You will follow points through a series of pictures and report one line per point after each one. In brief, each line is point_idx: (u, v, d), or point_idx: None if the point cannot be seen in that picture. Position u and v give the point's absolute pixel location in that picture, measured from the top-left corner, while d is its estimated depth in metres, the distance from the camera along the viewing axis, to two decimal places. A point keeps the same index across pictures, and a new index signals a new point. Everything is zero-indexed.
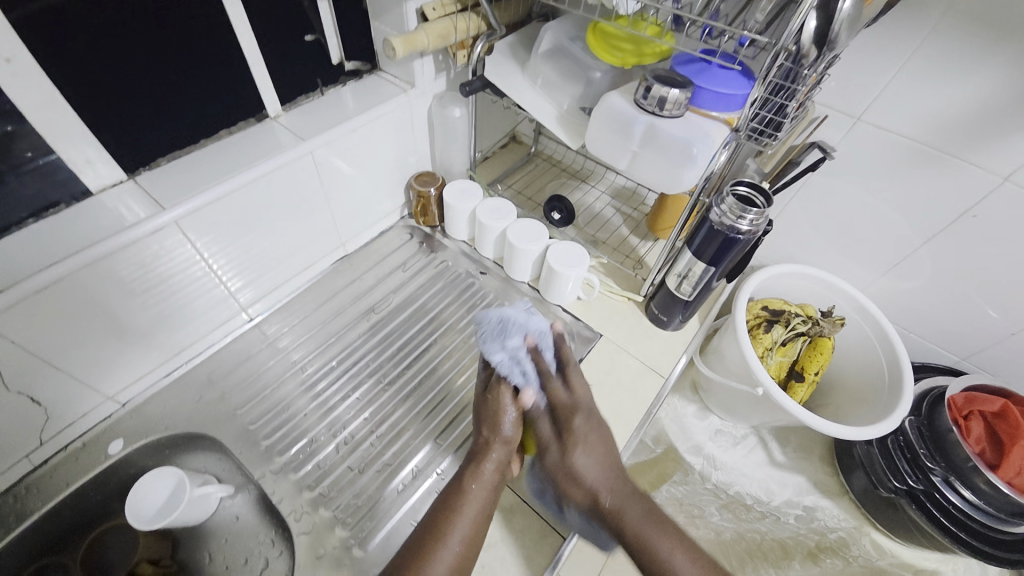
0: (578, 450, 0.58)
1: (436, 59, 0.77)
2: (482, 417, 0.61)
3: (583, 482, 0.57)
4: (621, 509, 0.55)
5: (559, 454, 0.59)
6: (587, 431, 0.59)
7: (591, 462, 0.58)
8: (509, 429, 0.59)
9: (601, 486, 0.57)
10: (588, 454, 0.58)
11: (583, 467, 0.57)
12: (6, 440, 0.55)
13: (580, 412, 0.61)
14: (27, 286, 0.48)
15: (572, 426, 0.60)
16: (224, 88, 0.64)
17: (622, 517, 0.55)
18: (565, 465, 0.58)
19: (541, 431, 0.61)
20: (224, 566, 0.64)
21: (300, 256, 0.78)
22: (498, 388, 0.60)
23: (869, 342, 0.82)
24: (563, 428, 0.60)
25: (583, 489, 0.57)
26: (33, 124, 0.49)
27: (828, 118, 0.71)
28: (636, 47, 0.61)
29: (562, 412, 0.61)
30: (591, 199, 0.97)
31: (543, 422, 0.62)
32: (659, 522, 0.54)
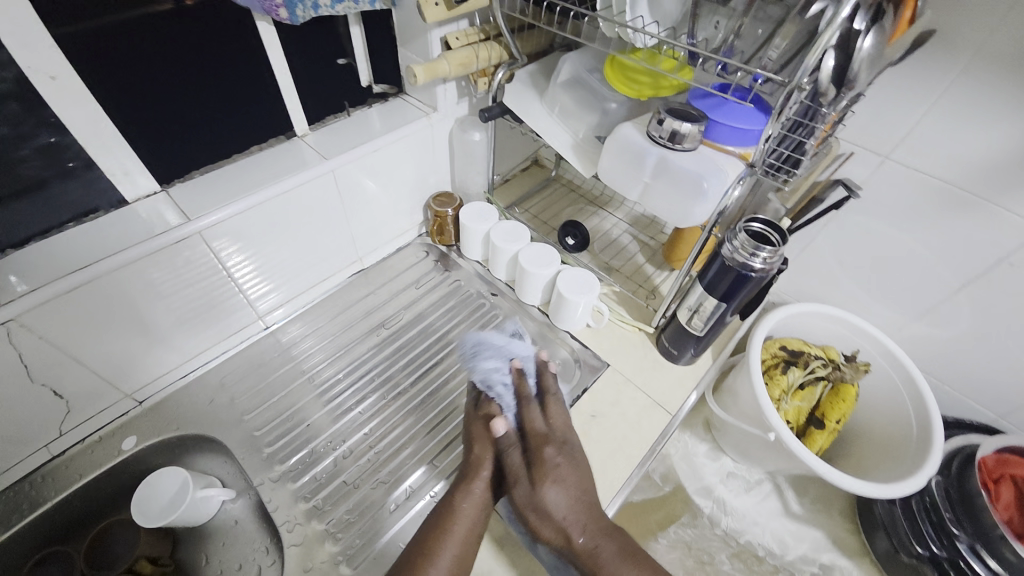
0: (547, 484, 0.56)
1: (458, 85, 0.79)
2: (474, 435, 0.61)
3: (555, 520, 0.54)
4: (596, 546, 0.53)
5: (527, 487, 0.56)
6: (555, 463, 0.57)
7: (563, 498, 0.55)
8: (501, 446, 0.60)
9: (572, 527, 0.54)
10: (558, 487, 0.56)
11: (553, 503, 0.55)
12: (28, 429, 0.58)
13: (552, 443, 0.59)
14: (60, 286, 0.51)
15: (541, 458, 0.58)
16: (256, 108, 0.68)
17: (594, 562, 0.52)
18: (536, 500, 0.55)
19: (510, 463, 0.58)
20: (219, 569, 0.65)
21: (318, 268, 0.81)
22: (491, 404, 0.61)
23: (897, 391, 0.77)
24: (533, 458, 0.58)
25: (554, 525, 0.54)
26: (75, 136, 0.53)
27: (854, 155, 0.68)
28: (652, 80, 0.62)
29: (534, 441, 0.60)
30: (608, 225, 0.96)
31: (512, 453, 0.59)
32: (632, 566, 0.52)
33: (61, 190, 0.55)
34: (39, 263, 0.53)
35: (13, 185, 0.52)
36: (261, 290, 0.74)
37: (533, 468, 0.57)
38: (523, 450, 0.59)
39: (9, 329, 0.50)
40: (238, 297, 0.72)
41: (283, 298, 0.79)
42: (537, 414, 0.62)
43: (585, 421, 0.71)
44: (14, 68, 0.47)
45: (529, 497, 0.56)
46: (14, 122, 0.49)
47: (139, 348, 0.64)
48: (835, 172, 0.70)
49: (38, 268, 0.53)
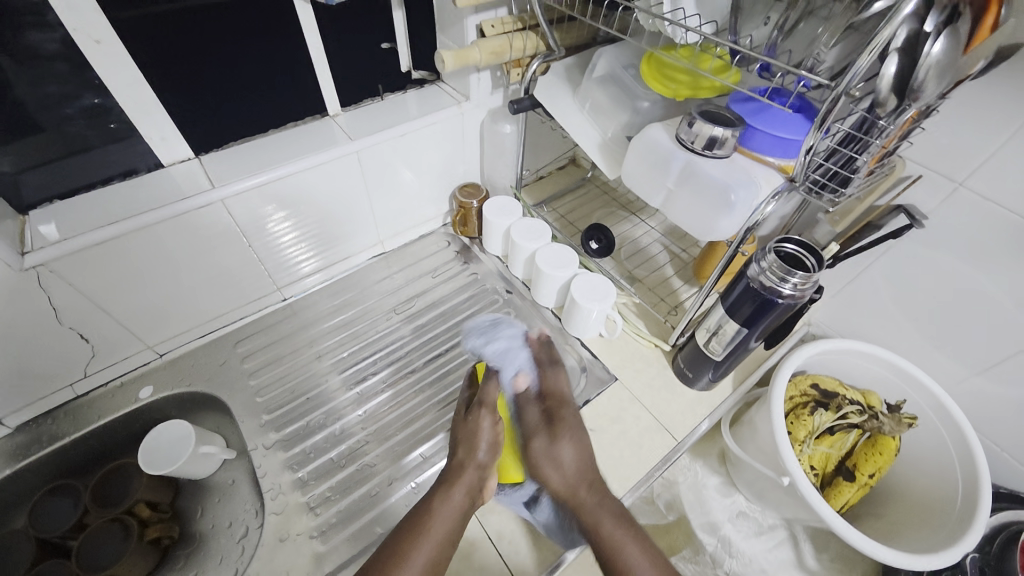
0: (559, 439, 0.57)
1: (493, 75, 0.77)
2: (458, 439, 0.59)
3: (565, 470, 0.55)
4: (599, 508, 0.52)
5: (546, 439, 0.57)
6: (572, 421, 0.59)
7: (575, 454, 0.56)
8: (485, 452, 0.57)
9: (578, 479, 0.54)
10: (573, 445, 0.57)
11: (565, 456, 0.56)
12: (55, 367, 0.63)
13: (568, 404, 0.61)
14: (88, 239, 0.55)
15: (561, 414, 0.60)
16: (291, 85, 0.69)
17: (592, 521, 0.52)
18: (550, 451, 0.56)
19: (528, 417, 0.60)
20: (211, 524, 0.68)
21: (344, 244, 0.83)
22: (478, 409, 0.59)
23: (947, 454, 0.68)
24: (552, 415, 0.60)
25: (563, 477, 0.55)
26: (116, 99, 0.56)
27: (921, 179, 0.60)
28: (692, 79, 0.57)
29: (552, 399, 0.62)
30: (639, 232, 0.91)
31: (531, 409, 0.61)
32: (624, 525, 0.51)
33: (102, 149, 0.59)
34: (75, 215, 0.58)
35: (59, 141, 0.56)
36: (298, 256, 0.78)
37: (550, 422, 0.59)
38: (542, 407, 0.61)
39: (39, 273, 0.54)
40: (285, 258, 0.77)
41: (321, 264, 0.83)
42: (550, 380, 0.64)
43: None
44: (62, 30, 0.50)
45: (544, 447, 0.57)
46: (62, 81, 0.53)
47: (161, 305, 0.67)
48: (896, 197, 0.63)
49: (73, 220, 0.57)
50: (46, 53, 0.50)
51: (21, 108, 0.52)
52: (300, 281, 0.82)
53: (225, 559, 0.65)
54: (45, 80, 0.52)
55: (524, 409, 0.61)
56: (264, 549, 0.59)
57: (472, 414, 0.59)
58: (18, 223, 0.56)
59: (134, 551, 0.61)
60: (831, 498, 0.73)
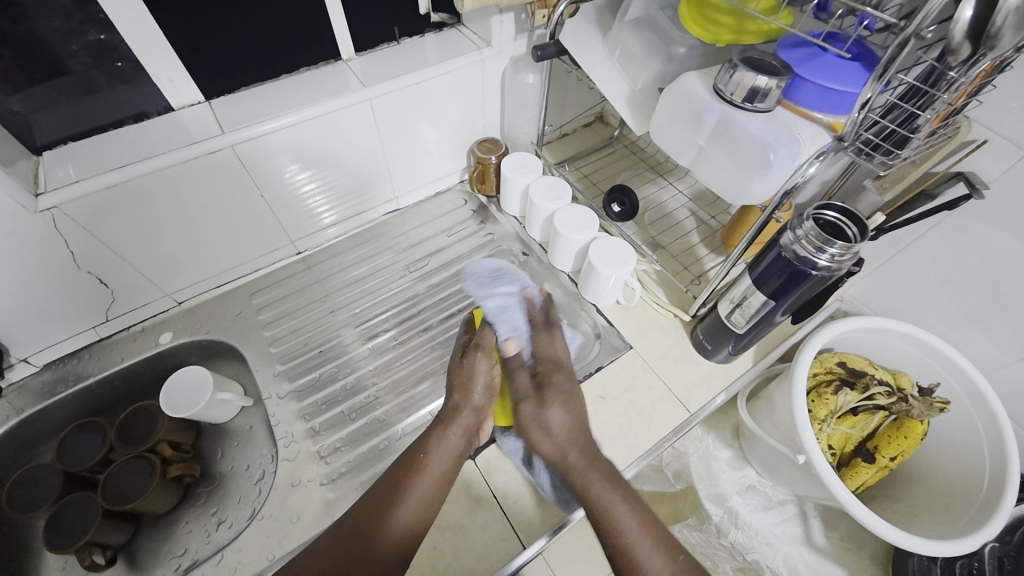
0: (551, 400, 0.56)
1: (517, 18, 0.72)
2: (454, 382, 0.59)
3: (554, 436, 0.54)
4: (587, 472, 0.51)
5: (534, 404, 0.56)
6: (564, 387, 0.57)
7: (566, 418, 0.55)
8: (480, 396, 0.58)
9: (569, 443, 0.53)
10: (563, 410, 0.55)
11: (555, 421, 0.55)
12: (78, 309, 0.65)
13: (562, 370, 0.60)
14: (100, 182, 0.55)
15: (551, 380, 0.58)
16: (302, 25, 0.65)
17: (582, 484, 0.50)
18: (539, 415, 0.55)
19: (519, 381, 0.59)
20: (230, 466, 0.71)
21: (360, 198, 0.81)
22: (474, 353, 0.59)
23: (978, 441, 0.64)
24: (542, 380, 0.59)
25: (552, 441, 0.54)
26: (122, 36, 0.54)
27: (987, 144, 0.54)
28: (737, 22, 0.51)
29: (545, 364, 0.60)
30: (666, 196, 0.87)
31: (521, 374, 0.60)
32: (617, 490, 0.49)
33: (109, 90, 0.57)
34: (87, 157, 0.57)
35: (67, 80, 0.55)
36: (317, 208, 0.77)
37: (541, 387, 0.58)
38: (532, 372, 0.60)
39: (53, 216, 0.54)
40: (303, 208, 0.75)
41: (339, 217, 0.81)
42: (547, 339, 0.63)
43: (592, 402, 0.67)
44: None
45: (533, 413, 0.56)
46: (65, 16, 0.51)
47: (177, 253, 0.68)
48: (956, 164, 0.56)
49: (86, 162, 0.56)
50: None
51: (27, 42, 0.50)
52: (318, 234, 0.81)
53: (243, 498, 0.68)
54: (49, 14, 0.50)
55: (514, 375, 0.60)
56: (276, 493, 0.61)
57: (468, 357, 0.60)
58: (32, 163, 0.55)
59: (157, 486, 0.63)
60: (848, 478, 0.71)
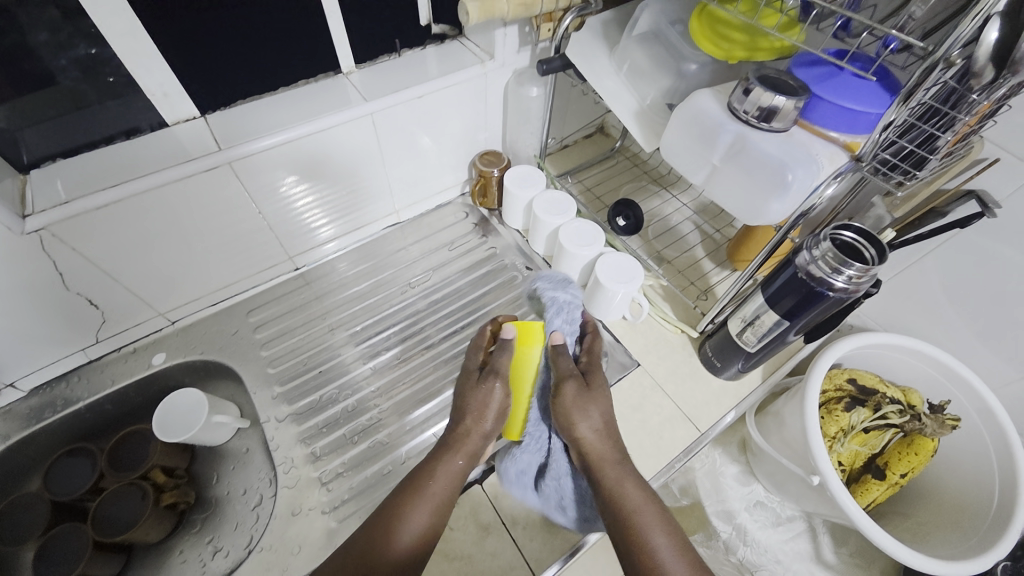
0: (585, 395, 0.54)
1: (522, 30, 0.71)
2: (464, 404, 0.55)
3: (594, 423, 0.52)
4: (613, 474, 0.49)
5: (577, 388, 0.54)
6: (602, 387, 0.55)
7: (603, 414, 0.53)
8: (491, 422, 0.55)
9: (602, 442, 0.51)
10: (600, 404, 0.53)
11: (591, 416, 0.52)
12: (68, 331, 0.62)
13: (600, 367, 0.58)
14: (90, 202, 0.52)
15: (593, 377, 0.56)
16: (301, 39, 0.64)
17: (615, 482, 0.49)
18: (583, 399, 0.53)
19: (562, 365, 0.56)
20: (226, 491, 0.68)
21: (361, 211, 0.79)
22: (490, 377, 0.55)
23: (987, 459, 0.63)
24: (587, 373, 0.57)
25: (592, 429, 0.52)
26: (114, 50, 0.52)
27: (997, 162, 0.54)
28: (750, 38, 0.50)
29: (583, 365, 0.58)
30: (670, 209, 0.86)
31: (563, 360, 0.57)
32: (646, 493, 0.48)
33: (100, 106, 0.55)
34: (77, 173, 0.55)
35: (56, 96, 0.53)
36: (315, 222, 0.75)
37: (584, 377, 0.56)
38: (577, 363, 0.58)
39: (41, 237, 0.51)
40: (300, 223, 0.73)
41: (338, 231, 0.79)
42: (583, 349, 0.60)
43: None
44: None
45: (574, 397, 0.53)
46: (54, 29, 0.49)
47: (172, 271, 0.66)
48: (967, 181, 0.56)
49: (76, 180, 0.54)
50: None
51: (15, 56, 0.48)
52: (317, 249, 0.80)
53: (240, 525, 0.66)
54: (37, 27, 0.48)
55: (558, 360, 0.57)
56: (276, 523, 0.59)
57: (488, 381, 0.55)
58: (18, 183, 0.53)
59: (151, 514, 0.61)
60: (858, 495, 0.71)
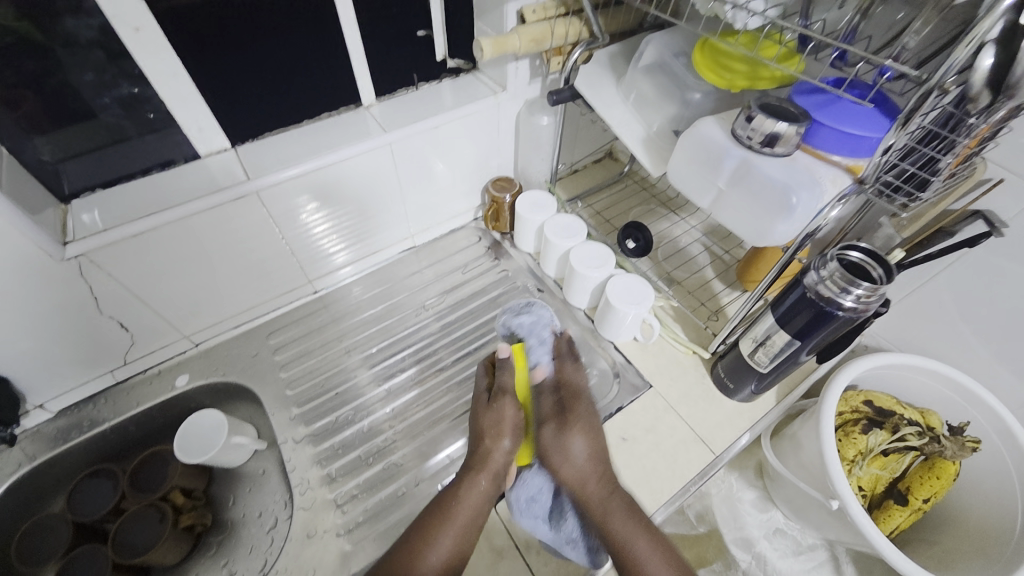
0: (574, 431, 0.57)
1: (532, 64, 0.74)
2: (481, 426, 0.57)
3: (577, 464, 0.55)
4: (605, 502, 0.52)
5: (555, 430, 0.57)
6: (585, 416, 0.59)
7: (588, 448, 0.56)
8: (509, 441, 0.56)
9: (591, 473, 0.54)
10: (583, 438, 0.57)
11: (576, 449, 0.55)
12: (97, 352, 0.65)
13: (581, 398, 0.61)
14: (126, 231, 0.56)
15: (573, 409, 0.59)
16: (324, 75, 0.68)
17: (604, 514, 0.52)
18: (560, 442, 0.56)
19: (541, 407, 0.60)
20: (242, 512, 0.69)
21: (376, 236, 0.82)
22: (502, 397, 0.59)
23: (1012, 483, 0.61)
24: (565, 407, 0.60)
25: (575, 469, 0.54)
26: (153, 88, 0.56)
27: (1003, 183, 0.54)
28: (750, 68, 0.52)
29: (565, 393, 0.61)
30: (678, 231, 0.87)
31: (545, 398, 0.61)
32: (640, 522, 0.51)
33: (138, 140, 0.59)
34: (113, 203, 0.58)
35: (101, 132, 0.57)
36: (331, 248, 0.78)
37: (563, 413, 0.59)
38: (555, 399, 0.61)
39: (80, 263, 0.55)
40: (318, 248, 0.76)
41: (353, 257, 0.82)
42: (566, 371, 0.63)
43: (613, 443, 0.65)
44: (99, 17, 0.49)
45: (555, 438, 0.57)
46: (99, 70, 0.53)
47: (196, 296, 0.68)
48: (973, 202, 0.57)
49: (112, 210, 0.58)
50: (83, 40, 0.50)
51: (61, 95, 0.52)
52: (334, 273, 0.82)
53: (255, 548, 0.66)
54: (83, 68, 0.52)
55: (537, 401, 0.61)
56: (292, 544, 0.59)
57: (497, 401, 0.58)
58: (59, 212, 0.57)
59: (169, 536, 0.62)
60: (880, 522, 0.69)
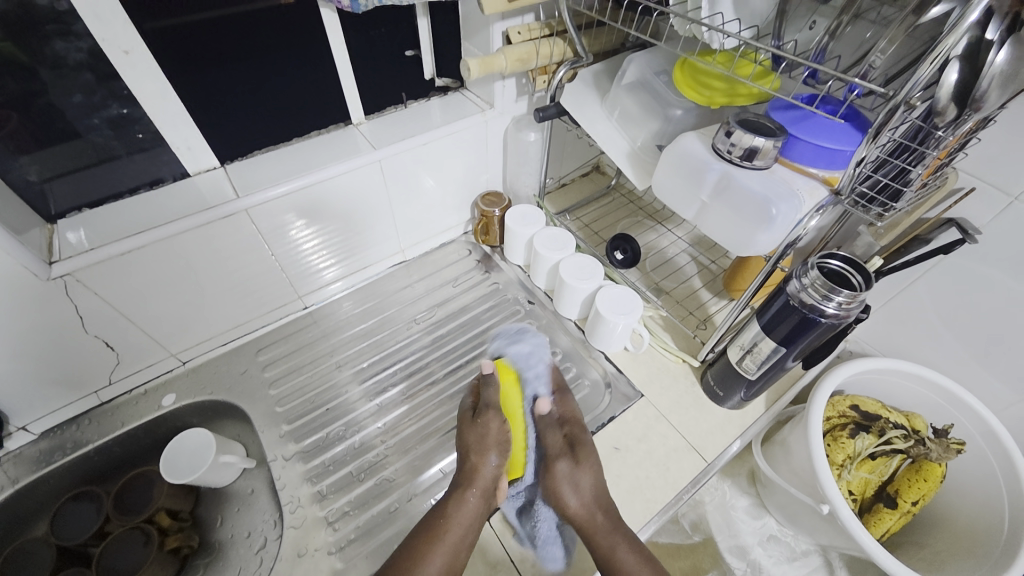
0: (592, 446, 0.61)
1: (519, 82, 0.76)
2: (467, 444, 0.59)
3: (584, 493, 0.56)
4: (612, 533, 0.53)
5: (566, 463, 0.59)
6: (592, 448, 0.61)
7: (592, 482, 0.57)
8: (494, 462, 0.58)
9: (598, 504, 0.55)
10: (591, 472, 0.58)
11: (585, 482, 0.57)
12: (82, 373, 0.64)
13: (585, 430, 0.63)
14: (114, 250, 0.55)
15: (581, 442, 0.61)
16: (314, 94, 0.69)
17: (611, 546, 0.52)
18: (569, 474, 0.58)
19: (550, 439, 0.62)
20: (230, 534, 0.68)
21: (365, 253, 0.82)
22: (486, 413, 0.61)
23: (995, 482, 0.63)
24: (573, 440, 0.61)
25: (583, 500, 0.56)
26: (144, 109, 0.57)
27: (974, 191, 0.57)
28: (728, 86, 0.55)
29: (572, 424, 0.63)
30: (665, 242, 0.89)
31: (552, 434, 0.63)
32: (639, 557, 0.51)
33: (127, 159, 0.59)
34: (100, 222, 0.58)
35: (88, 152, 0.57)
36: (320, 264, 0.78)
37: (571, 447, 0.60)
38: (563, 432, 0.63)
39: (66, 283, 0.54)
40: (308, 264, 0.76)
41: (343, 272, 0.82)
42: (564, 405, 0.65)
43: (606, 453, 0.66)
44: (89, 40, 0.50)
45: (565, 472, 0.58)
46: (88, 92, 0.53)
47: (181, 315, 0.68)
48: (946, 211, 0.59)
49: (99, 228, 0.57)
50: (72, 62, 0.51)
51: (47, 115, 0.52)
52: (323, 289, 0.82)
53: (243, 570, 0.64)
54: (71, 90, 0.52)
55: (547, 432, 0.63)
56: (281, 565, 0.58)
57: (482, 417, 0.61)
58: (45, 232, 0.56)
59: (153, 560, 0.61)
60: (871, 525, 0.70)
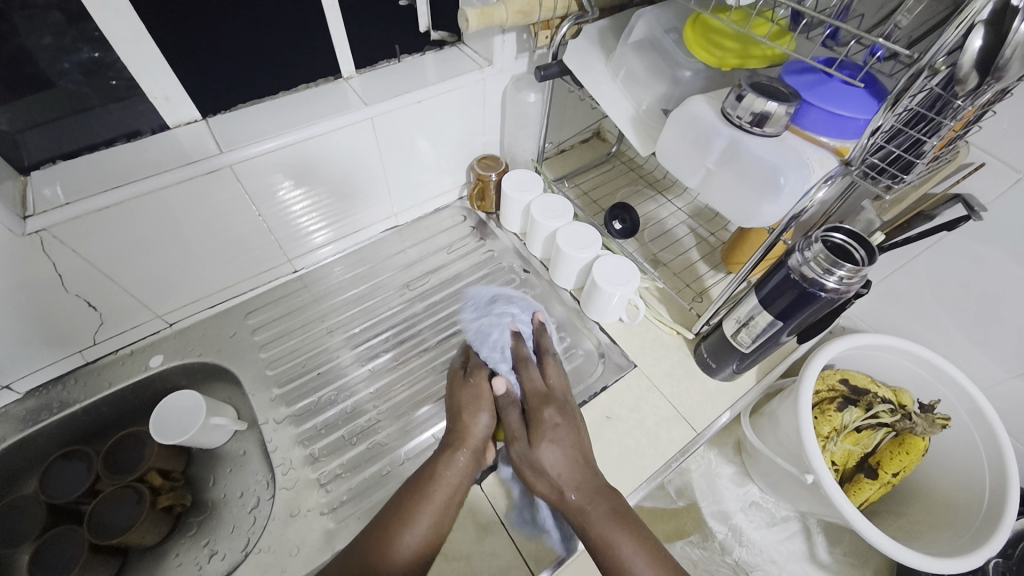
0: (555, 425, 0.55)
1: (520, 37, 0.72)
2: (462, 403, 0.59)
3: (549, 477, 0.52)
4: (586, 508, 0.50)
5: (524, 445, 0.55)
6: (553, 421, 0.55)
7: (557, 455, 0.53)
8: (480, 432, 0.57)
9: (568, 477, 0.52)
10: (555, 447, 0.53)
11: (547, 460, 0.53)
12: (65, 332, 0.62)
13: (552, 402, 0.58)
14: (90, 205, 0.52)
15: (540, 418, 0.56)
16: (302, 44, 0.65)
17: (584, 522, 0.49)
18: (530, 457, 0.54)
19: (508, 422, 0.57)
20: (223, 494, 0.68)
21: (356, 216, 0.80)
22: (480, 372, 0.61)
23: (977, 456, 0.64)
24: (532, 418, 0.57)
25: (548, 483, 0.52)
26: (117, 54, 0.52)
27: (984, 166, 0.55)
28: (741, 47, 0.52)
29: (534, 400, 0.58)
30: (665, 213, 0.87)
31: (511, 413, 0.58)
32: (619, 521, 0.48)
33: (102, 109, 0.56)
34: (76, 176, 0.55)
35: (60, 99, 0.53)
36: (311, 226, 0.75)
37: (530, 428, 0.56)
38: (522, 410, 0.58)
39: (42, 238, 0.52)
40: (297, 226, 0.74)
41: (333, 235, 0.80)
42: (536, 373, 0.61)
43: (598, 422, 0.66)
44: None
45: (524, 454, 0.54)
46: (58, 33, 0.49)
47: (166, 275, 0.66)
48: (953, 186, 0.57)
49: (76, 182, 0.55)
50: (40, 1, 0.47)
51: (16, 59, 0.48)
52: (313, 252, 0.80)
53: (236, 529, 0.65)
54: (40, 31, 0.48)
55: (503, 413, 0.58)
56: (274, 525, 0.58)
57: (474, 377, 0.61)
58: (19, 184, 0.53)
59: (147, 518, 0.60)
60: (851, 494, 0.72)
